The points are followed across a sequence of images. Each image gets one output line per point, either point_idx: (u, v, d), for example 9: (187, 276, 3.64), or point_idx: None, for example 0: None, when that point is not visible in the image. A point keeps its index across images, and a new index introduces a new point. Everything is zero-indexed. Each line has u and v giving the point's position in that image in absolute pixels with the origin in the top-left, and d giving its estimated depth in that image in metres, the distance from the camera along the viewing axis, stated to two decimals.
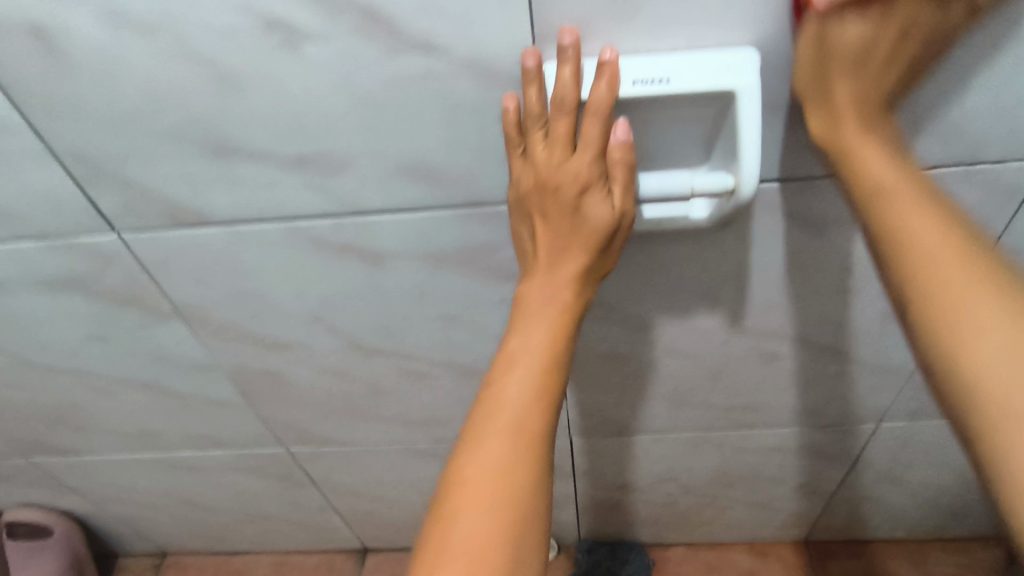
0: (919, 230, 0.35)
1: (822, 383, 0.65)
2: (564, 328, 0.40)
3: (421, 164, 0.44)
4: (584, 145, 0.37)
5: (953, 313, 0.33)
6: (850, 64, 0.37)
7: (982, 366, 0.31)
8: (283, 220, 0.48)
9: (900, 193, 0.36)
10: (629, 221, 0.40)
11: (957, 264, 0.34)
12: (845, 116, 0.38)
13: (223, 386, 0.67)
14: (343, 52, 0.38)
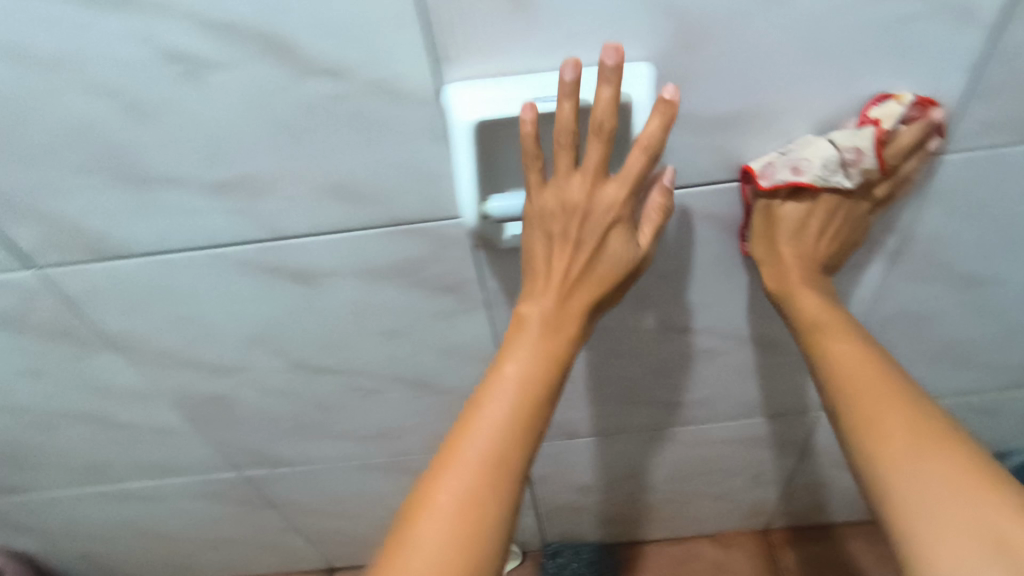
0: (847, 356, 0.46)
1: (762, 376, 0.67)
2: (557, 355, 0.42)
3: (340, 185, 0.44)
4: (623, 180, 0.38)
5: (868, 420, 0.42)
6: (790, 233, 0.48)
7: (887, 463, 0.40)
8: (207, 249, 0.48)
9: (829, 332, 0.47)
10: (643, 259, 0.43)
11: (875, 388, 0.43)
12: (788, 269, 0.49)
13: (168, 415, 0.66)
14: (248, 79, 0.38)
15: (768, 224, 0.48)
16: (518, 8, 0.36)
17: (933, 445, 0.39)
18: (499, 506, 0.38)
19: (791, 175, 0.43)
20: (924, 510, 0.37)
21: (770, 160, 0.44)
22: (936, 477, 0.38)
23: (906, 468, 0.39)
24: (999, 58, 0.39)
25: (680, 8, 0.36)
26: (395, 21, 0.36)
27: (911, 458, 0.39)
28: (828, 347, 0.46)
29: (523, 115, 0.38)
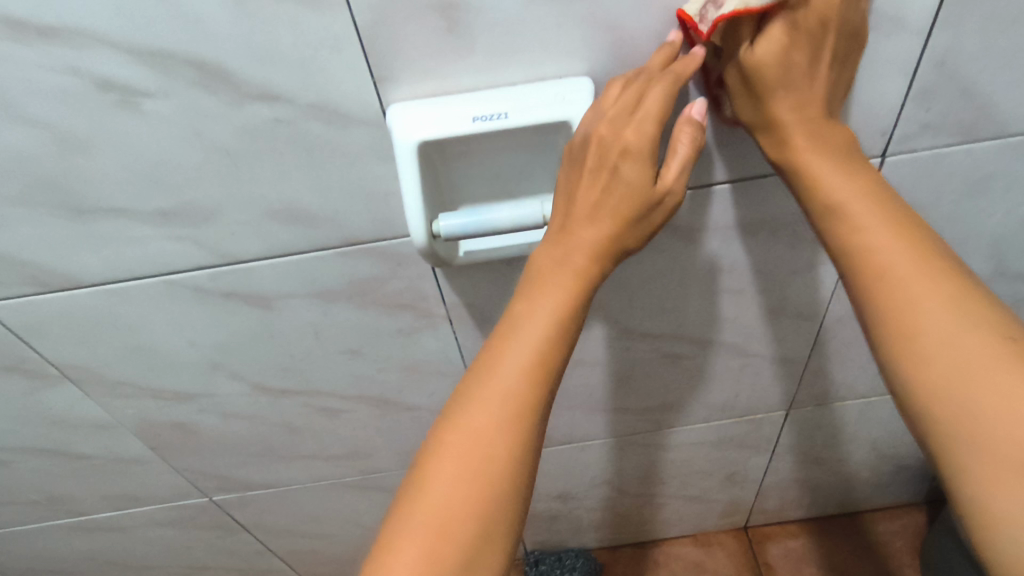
0: (884, 247, 0.37)
1: (727, 377, 0.68)
2: (575, 289, 0.38)
3: (289, 209, 0.44)
4: (654, 111, 0.36)
5: (910, 335, 0.35)
6: (776, 78, 0.38)
7: (934, 390, 0.34)
8: (158, 275, 0.47)
9: (854, 204, 0.38)
10: (666, 194, 0.38)
11: (916, 276, 0.36)
12: (789, 128, 0.39)
13: (129, 444, 0.65)
14: (184, 106, 0.38)
15: (744, 74, 0.38)
16: (453, 28, 0.36)
17: (990, 364, 0.33)
18: (512, 450, 0.36)
19: (734, 5, 0.34)
20: (977, 441, 0.32)
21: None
22: (993, 404, 0.32)
23: (956, 392, 0.33)
24: (930, 63, 0.40)
25: (616, 24, 0.36)
26: (331, 44, 0.35)
27: (961, 383, 0.33)
28: (856, 240, 0.38)
29: (463, 133, 0.38)
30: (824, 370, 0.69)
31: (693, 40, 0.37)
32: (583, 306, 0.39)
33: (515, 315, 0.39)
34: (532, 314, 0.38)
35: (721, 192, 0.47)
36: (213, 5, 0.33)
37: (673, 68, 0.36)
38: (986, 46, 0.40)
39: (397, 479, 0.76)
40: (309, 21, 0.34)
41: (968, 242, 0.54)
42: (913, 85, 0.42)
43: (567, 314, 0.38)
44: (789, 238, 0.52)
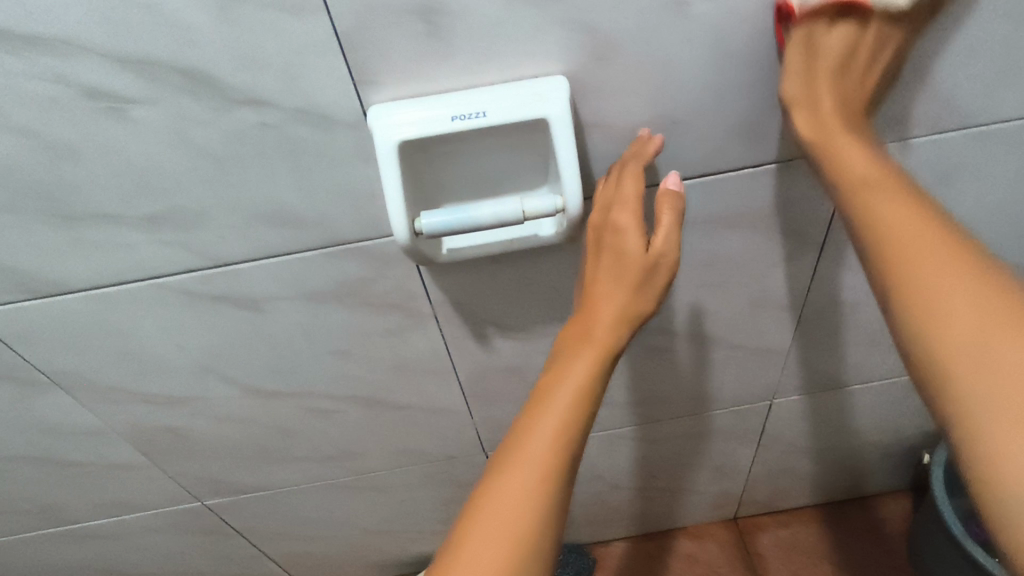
0: (896, 221, 0.35)
1: (711, 369, 0.69)
2: (595, 361, 0.41)
3: (275, 211, 0.44)
4: (629, 195, 0.41)
5: (921, 299, 0.32)
6: (835, 68, 0.40)
7: (945, 353, 0.30)
8: (147, 278, 0.48)
9: (883, 185, 0.37)
10: (667, 261, 0.42)
11: (937, 247, 0.33)
12: (826, 115, 0.40)
13: (121, 449, 0.65)
14: (169, 111, 0.38)
15: (807, 56, 0.39)
16: (431, 30, 0.36)
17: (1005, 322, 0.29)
18: (537, 512, 0.38)
19: None
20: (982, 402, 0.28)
21: None
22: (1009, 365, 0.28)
23: (968, 353, 0.29)
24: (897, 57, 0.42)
25: (591, 25, 0.37)
26: (312, 48, 0.36)
27: (974, 345, 0.29)
28: (868, 212, 0.36)
29: (445, 131, 0.39)
30: (807, 360, 0.70)
31: (666, 39, 0.39)
32: (606, 370, 0.42)
33: (545, 380, 0.43)
34: (559, 377, 0.42)
35: (698, 186, 0.48)
36: (197, 13, 0.34)
37: (636, 154, 0.42)
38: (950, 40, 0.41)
39: (390, 478, 0.77)
40: (291, 27, 0.35)
41: None
42: None
43: (591, 374, 0.41)
44: (766, 230, 0.53)
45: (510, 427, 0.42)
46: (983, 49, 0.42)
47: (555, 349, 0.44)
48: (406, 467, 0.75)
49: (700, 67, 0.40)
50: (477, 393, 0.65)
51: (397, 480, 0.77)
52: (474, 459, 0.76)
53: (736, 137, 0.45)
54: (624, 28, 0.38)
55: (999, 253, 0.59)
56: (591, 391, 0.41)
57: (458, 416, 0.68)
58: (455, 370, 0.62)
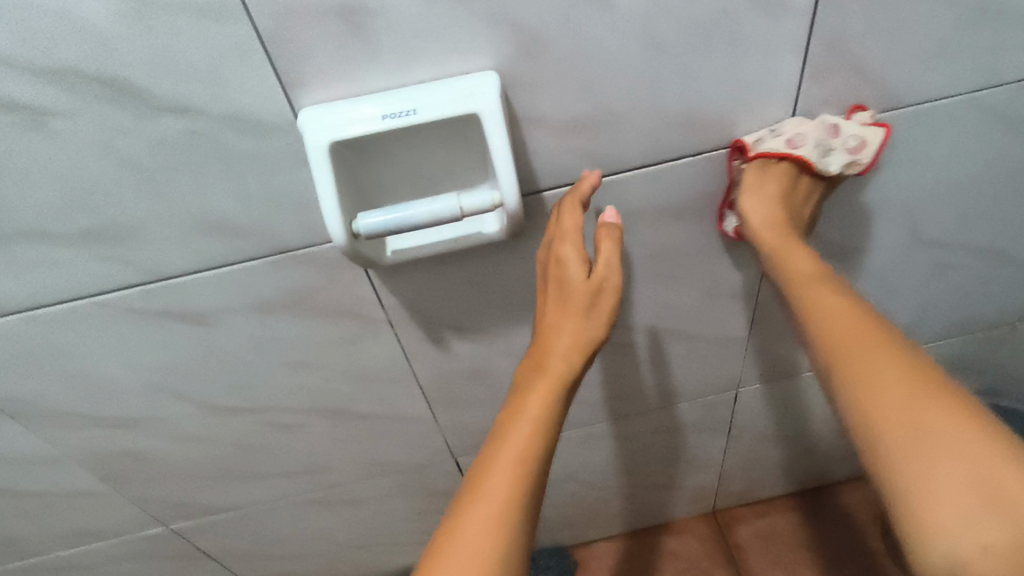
0: (838, 319, 0.41)
1: (673, 361, 0.69)
2: (552, 390, 0.42)
3: (214, 221, 0.44)
4: (569, 229, 0.44)
5: (860, 380, 0.37)
6: (778, 197, 0.49)
7: (884, 425, 0.35)
8: (87, 296, 0.47)
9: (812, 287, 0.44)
10: (610, 285, 0.43)
11: (864, 332, 0.39)
12: (774, 222, 0.48)
13: (77, 476, 0.64)
14: (95, 122, 0.38)
15: (761, 187, 0.49)
16: (355, 29, 0.36)
17: (932, 397, 0.35)
18: (503, 547, 0.38)
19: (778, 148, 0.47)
20: (915, 461, 0.33)
21: (764, 134, 0.47)
22: (938, 429, 0.33)
23: (902, 422, 0.34)
24: (822, 41, 0.43)
25: (517, 19, 0.38)
26: (236, 53, 0.36)
27: (905, 415, 0.34)
28: (815, 310, 0.43)
29: (375, 131, 0.39)
30: (768, 348, 0.71)
31: (594, 32, 0.39)
32: (561, 399, 0.42)
33: (503, 416, 0.42)
34: (517, 411, 0.42)
35: (641, 177, 0.49)
36: (116, 20, 0.34)
37: (575, 191, 0.45)
38: (871, 24, 0.43)
39: (360, 491, 0.76)
40: (213, 31, 0.35)
41: (884, 210, 0.57)
42: (808, 62, 0.44)
43: (548, 403, 0.41)
44: (713, 219, 0.54)
45: (472, 465, 0.41)
46: (902, 32, 0.43)
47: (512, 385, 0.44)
48: (377, 478, 0.74)
49: (630, 59, 0.41)
50: (440, 398, 0.65)
51: (368, 492, 0.76)
52: (444, 466, 0.75)
53: (673, 128, 0.46)
54: (550, 22, 0.38)
55: (942, 231, 0.61)
56: (549, 421, 0.41)
57: (423, 424, 0.68)
58: (415, 376, 0.61)
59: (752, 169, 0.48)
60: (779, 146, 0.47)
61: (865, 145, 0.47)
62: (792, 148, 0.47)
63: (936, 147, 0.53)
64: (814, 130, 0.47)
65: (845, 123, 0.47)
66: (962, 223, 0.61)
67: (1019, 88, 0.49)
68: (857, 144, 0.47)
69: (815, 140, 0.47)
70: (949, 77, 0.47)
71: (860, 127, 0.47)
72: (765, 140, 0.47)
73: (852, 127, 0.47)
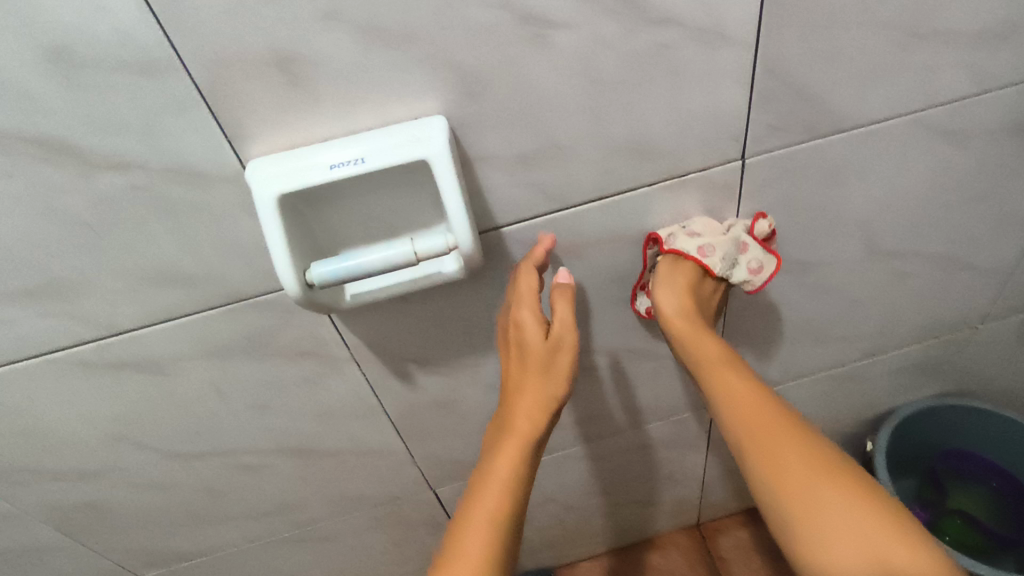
0: (747, 403, 0.47)
1: (642, 381, 0.70)
2: (520, 449, 0.46)
3: (164, 271, 0.43)
4: (526, 295, 0.47)
5: (766, 463, 0.44)
6: (690, 287, 0.53)
7: (793, 502, 0.42)
8: (35, 353, 0.46)
9: (723, 368, 0.50)
10: (567, 345, 0.47)
11: (769, 413, 0.46)
12: (689, 309, 0.53)
13: (37, 530, 0.62)
14: (31, 183, 0.37)
15: (674, 277, 0.53)
16: (296, 79, 0.36)
17: (828, 476, 0.42)
18: None
19: (693, 250, 0.52)
20: (820, 531, 0.40)
21: (680, 232, 0.52)
22: (830, 506, 0.41)
23: (804, 501, 0.41)
24: (763, 70, 0.44)
25: (458, 62, 0.38)
26: (174, 107, 0.36)
27: (802, 493, 0.42)
28: (727, 393, 0.48)
29: (323, 181, 0.38)
30: None
31: (537, 73, 0.39)
32: (530, 454, 0.47)
33: (477, 474, 0.46)
34: (488, 471, 0.46)
35: (596, 208, 0.49)
36: (45, 83, 0.34)
37: (532, 258, 0.48)
38: (808, 51, 0.44)
39: (335, 527, 0.74)
40: (149, 87, 0.35)
41: (838, 227, 0.58)
42: (752, 91, 0.45)
43: (517, 460, 0.46)
44: None
45: (452, 522, 0.45)
46: (839, 58, 0.44)
47: (484, 444, 0.49)
48: (351, 513, 0.73)
49: (575, 96, 0.41)
50: (410, 432, 0.64)
51: (343, 527, 0.75)
52: (419, 498, 0.74)
53: (623, 160, 0.46)
54: (491, 65, 0.38)
55: (896, 243, 0.62)
56: (520, 476, 0.46)
57: (394, 457, 0.67)
58: (383, 412, 0.61)
59: (666, 261, 0.53)
60: (693, 250, 0.52)
61: (759, 270, 0.54)
62: (700, 254, 0.52)
63: (883, 165, 0.54)
64: (726, 244, 0.52)
65: (752, 244, 0.53)
66: (914, 236, 0.62)
67: (957, 105, 0.51)
68: (753, 268, 0.54)
69: (724, 253, 0.53)
70: (889, 97, 0.48)
71: (762, 254, 0.54)
72: (679, 238, 0.52)
73: (756, 252, 0.54)
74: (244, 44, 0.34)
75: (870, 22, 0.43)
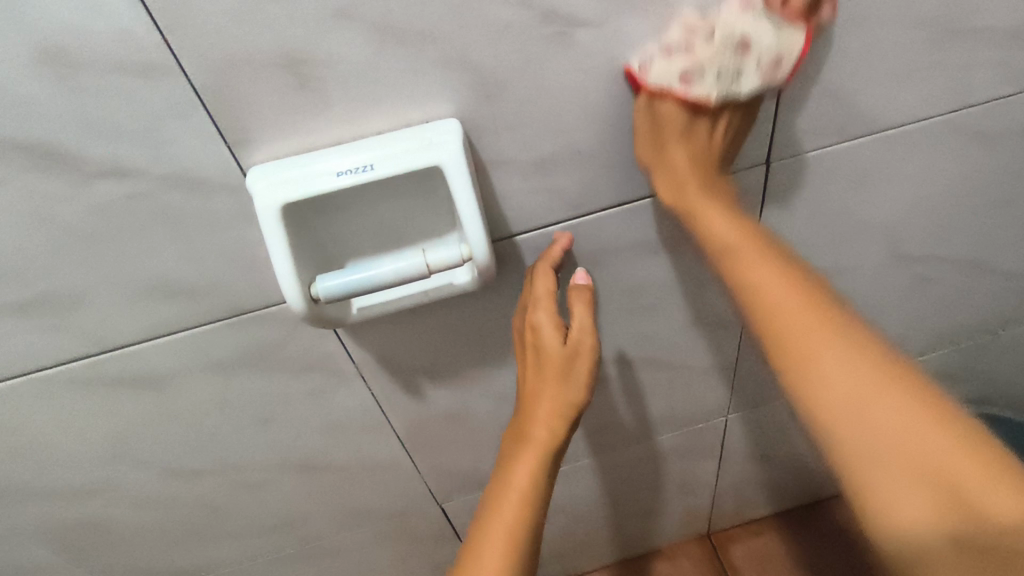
0: (776, 296, 0.37)
1: (658, 391, 0.68)
2: (538, 459, 0.45)
3: (163, 283, 0.41)
4: (541, 298, 0.44)
5: (798, 373, 0.35)
6: (678, 134, 0.42)
7: (836, 417, 0.33)
8: (29, 369, 0.44)
9: (743, 249, 0.40)
10: (586, 349, 0.45)
11: (805, 310, 0.36)
12: (687, 182, 0.43)
13: (32, 549, 0.59)
14: (22, 191, 0.35)
15: (655, 124, 0.41)
16: (302, 81, 0.34)
17: (883, 386, 0.33)
18: None
19: (670, 77, 0.38)
20: (870, 456, 0.32)
21: (650, 55, 0.38)
22: (881, 421, 0.32)
23: (854, 420, 0.33)
24: (795, 69, 0.41)
25: (475, 63, 0.35)
26: (173, 111, 0.33)
27: (845, 410, 0.33)
28: (753, 289, 0.39)
29: (330, 189, 0.36)
30: (754, 372, 0.69)
31: (559, 72, 0.37)
32: (548, 464, 0.45)
33: (495, 484, 0.46)
34: (506, 482, 0.45)
35: (616, 215, 0.47)
36: (34, 86, 0.31)
37: (547, 258, 0.46)
38: (842, 50, 0.41)
39: (339, 542, 0.72)
40: (146, 90, 0.32)
41: (864, 232, 0.56)
42: (783, 92, 0.42)
43: (535, 472, 0.45)
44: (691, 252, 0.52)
45: (470, 533, 0.44)
46: (874, 56, 0.42)
47: (503, 448, 0.48)
48: (356, 527, 0.71)
49: (598, 97, 0.39)
50: (418, 445, 0.62)
51: (348, 542, 0.72)
52: (426, 511, 0.72)
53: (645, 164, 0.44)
54: (511, 64, 0.36)
55: (922, 249, 0.60)
56: (537, 486, 0.45)
57: (402, 470, 0.65)
58: (391, 425, 0.58)
59: (642, 108, 0.40)
60: (670, 78, 0.38)
61: (779, 63, 0.38)
62: (684, 85, 0.39)
63: (913, 168, 0.52)
64: (719, 55, 0.38)
65: (756, 32, 0.37)
66: (941, 240, 0.60)
67: (993, 106, 0.48)
68: (773, 64, 0.38)
69: (718, 68, 0.38)
70: (924, 98, 0.46)
71: (778, 39, 0.37)
72: (655, 64, 0.38)
73: (769, 37, 0.37)
74: (248, 45, 0.32)
75: (909, 19, 0.41)
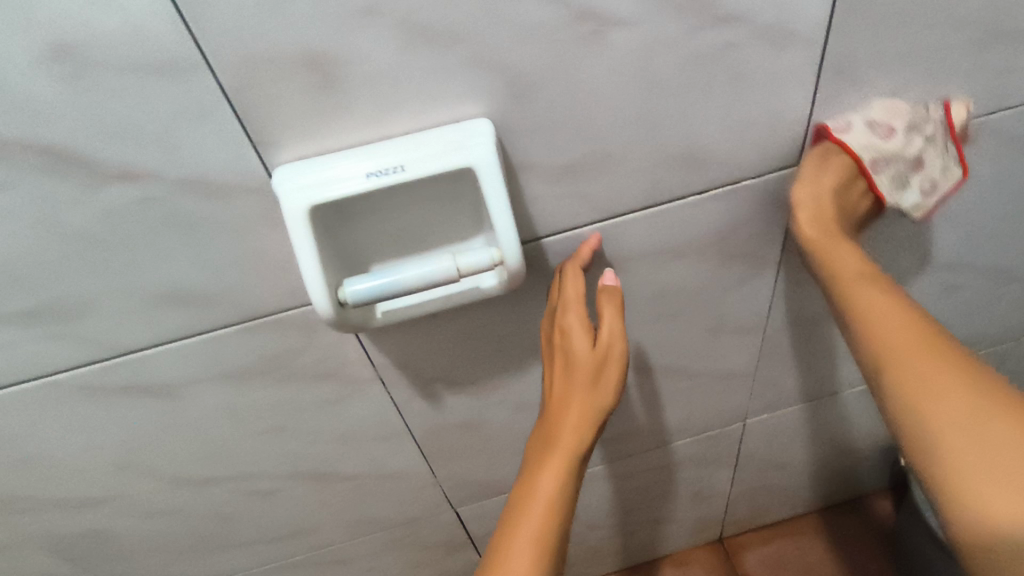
0: (876, 298, 0.42)
1: (676, 398, 0.66)
2: (564, 467, 0.43)
3: (178, 289, 0.40)
4: (570, 301, 0.43)
5: (919, 384, 0.38)
6: (840, 184, 0.46)
7: (939, 421, 0.36)
8: (37, 377, 0.42)
9: (863, 282, 0.44)
10: (615, 354, 0.43)
11: (926, 341, 0.39)
12: (826, 215, 0.46)
13: (37, 558, 0.58)
14: (36, 195, 0.33)
15: (819, 168, 0.45)
16: (329, 79, 0.33)
17: (1000, 411, 0.35)
18: None
19: (863, 135, 0.44)
20: (969, 470, 0.34)
21: (844, 111, 0.43)
22: (995, 436, 0.34)
23: (976, 444, 0.34)
24: (831, 72, 0.40)
25: (506, 64, 0.34)
26: (193, 112, 0.32)
27: (968, 432, 0.35)
28: (868, 309, 0.42)
29: (360, 192, 0.35)
30: (773, 378, 0.68)
31: (591, 72, 0.36)
32: (574, 471, 0.44)
33: (519, 491, 0.44)
34: (530, 489, 0.43)
35: (643, 219, 0.45)
36: (50, 86, 0.30)
37: (575, 260, 0.45)
38: (880, 52, 0.40)
39: (350, 550, 0.71)
40: (166, 90, 0.31)
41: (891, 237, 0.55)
42: (817, 93, 0.41)
43: (563, 479, 0.43)
44: (716, 258, 0.51)
45: (492, 541, 0.43)
46: (911, 59, 0.41)
47: (527, 454, 0.46)
48: (367, 536, 0.69)
49: (630, 98, 0.38)
50: (434, 453, 0.61)
51: (359, 550, 0.71)
52: (439, 519, 0.71)
53: (675, 168, 0.43)
54: (542, 64, 0.35)
55: (949, 255, 0.59)
56: (564, 495, 0.43)
57: (416, 478, 0.63)
58: (406, 433, 0.57)
59: (819, 151, 0.44)
60: (860, 137, 0.44)
61: (939, 178, 0.47)
62: (870, 166, 0.46)
63: None
64: (906, 122, 0.44)
65: (940, 116, 0.44)
66: (969, 246, 0.59)
67: None
68: (930, 177, 0.47)
69: (897, 158, 0.46)
70: (959, 102, 0.45)
71: (948, 136, 0.45)
72: (850, 123, 0.43)
73: (942, 139, 0.45)
74: (273, 43, 0.31)
75: (948, 21, 0.40)
